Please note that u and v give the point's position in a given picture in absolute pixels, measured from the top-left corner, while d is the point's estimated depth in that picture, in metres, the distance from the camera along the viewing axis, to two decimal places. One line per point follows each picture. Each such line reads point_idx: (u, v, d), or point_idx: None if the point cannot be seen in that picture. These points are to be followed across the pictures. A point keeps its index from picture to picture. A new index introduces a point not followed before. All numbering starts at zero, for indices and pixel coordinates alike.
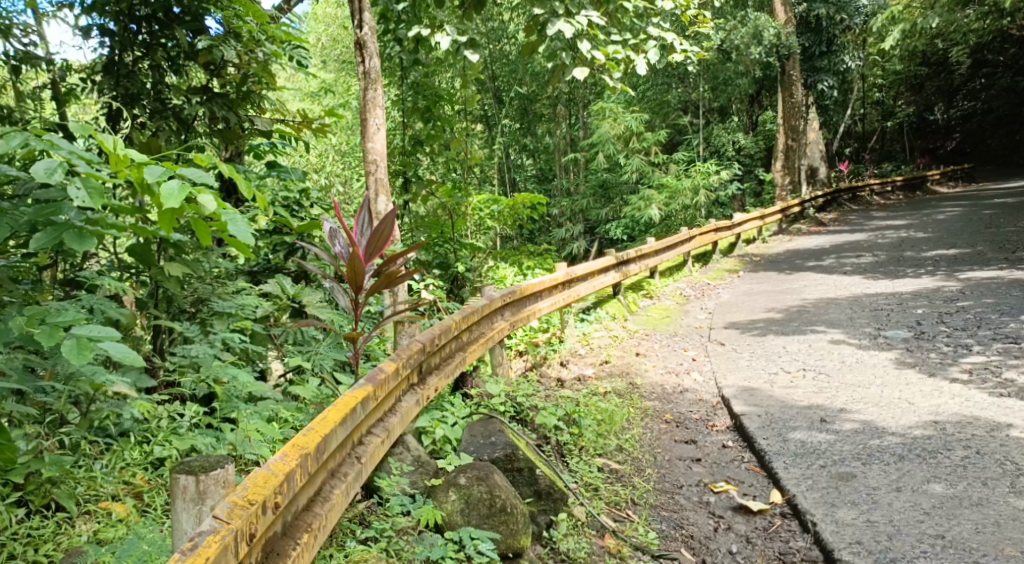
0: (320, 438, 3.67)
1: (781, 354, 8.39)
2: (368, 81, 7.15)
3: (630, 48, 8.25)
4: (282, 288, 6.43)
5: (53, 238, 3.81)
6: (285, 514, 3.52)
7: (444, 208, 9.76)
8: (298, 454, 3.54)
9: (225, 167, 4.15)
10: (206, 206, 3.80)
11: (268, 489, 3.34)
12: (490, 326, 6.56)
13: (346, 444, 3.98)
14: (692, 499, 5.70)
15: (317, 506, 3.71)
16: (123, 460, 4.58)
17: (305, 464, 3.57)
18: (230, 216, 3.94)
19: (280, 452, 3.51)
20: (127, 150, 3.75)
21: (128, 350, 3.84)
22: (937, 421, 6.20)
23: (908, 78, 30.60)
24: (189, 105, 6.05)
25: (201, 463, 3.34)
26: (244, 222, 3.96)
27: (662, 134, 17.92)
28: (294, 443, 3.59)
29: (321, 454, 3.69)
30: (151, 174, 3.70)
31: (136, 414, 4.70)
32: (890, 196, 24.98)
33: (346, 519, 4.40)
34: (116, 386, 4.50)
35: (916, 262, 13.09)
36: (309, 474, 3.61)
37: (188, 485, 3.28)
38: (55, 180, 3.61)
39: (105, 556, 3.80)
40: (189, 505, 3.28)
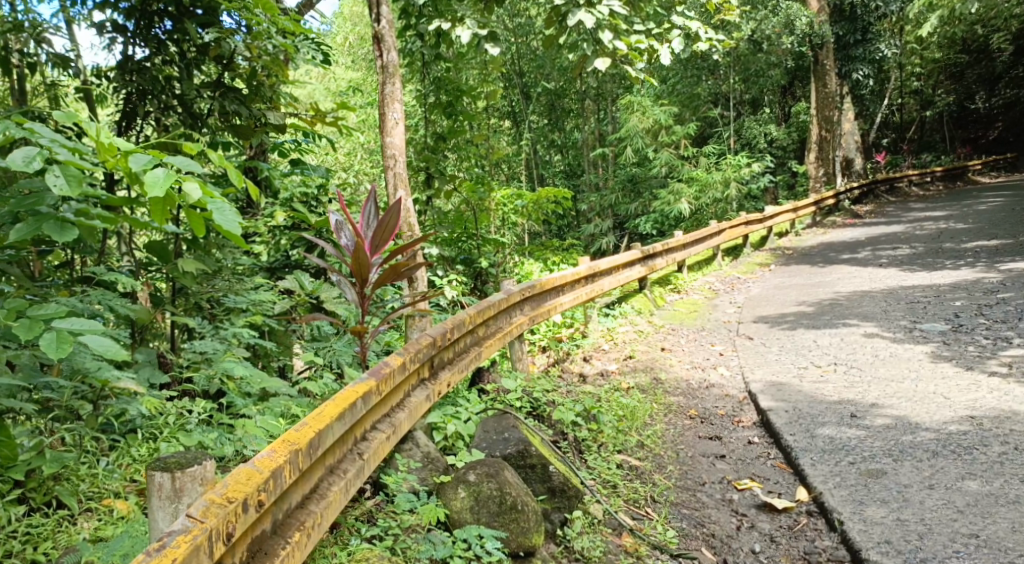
0: (314, 434, 3.59)
1: (811, 348, 8.20)
2: (386, 73, 7.04)
3: (653, 38, 8.09)
4: (301, 283, 6.18)
5: (33, 229, 3.81)
6: (274, 512, 3.45)
7: (467, 204, 9.65)
8: (286, 450, 3.46)
9: (215, 156, 4.16)
10: (191, 193, 3.75)
11: (250, 486, 3.27)
12: (508, 320, 6.45)
13: (345, 440, 3.89)
14: (715, 497, 5.53)
15: (312, 504, 3.63)
16: (128, 457, 4.52)
17: (294, 460, 3.49)
18: (217, 204, 3.85)
19: (268, 448, 3.44)
20: (113, 139, 3.73)
21: (111, 343, 3.82)
22: (974, 416, 5.99)
23: (947, 66, 30.02)
24: (201, 97, 6.03)
25: (178, 460, 3.24)
26: (231, 210, 3.87)
27: (691, 127, 17.67)
28: (284, 439, 3.50)
29: (314, 450, 3.61)
30: (136, 163, 3.70)
31: (143, 412, 4.66)
32: (928, 187, 24.51)
33: (353, 517, 4.30)
34: (122, 382, 4.40)
35: (954, 253, 12.78)
36: (300, 470, 3.53)
37: (165, 482, 3.18)
38: (34, 168, 3.56)
39: (94, 555, 3.74)
40: (165, 503, 3.18)
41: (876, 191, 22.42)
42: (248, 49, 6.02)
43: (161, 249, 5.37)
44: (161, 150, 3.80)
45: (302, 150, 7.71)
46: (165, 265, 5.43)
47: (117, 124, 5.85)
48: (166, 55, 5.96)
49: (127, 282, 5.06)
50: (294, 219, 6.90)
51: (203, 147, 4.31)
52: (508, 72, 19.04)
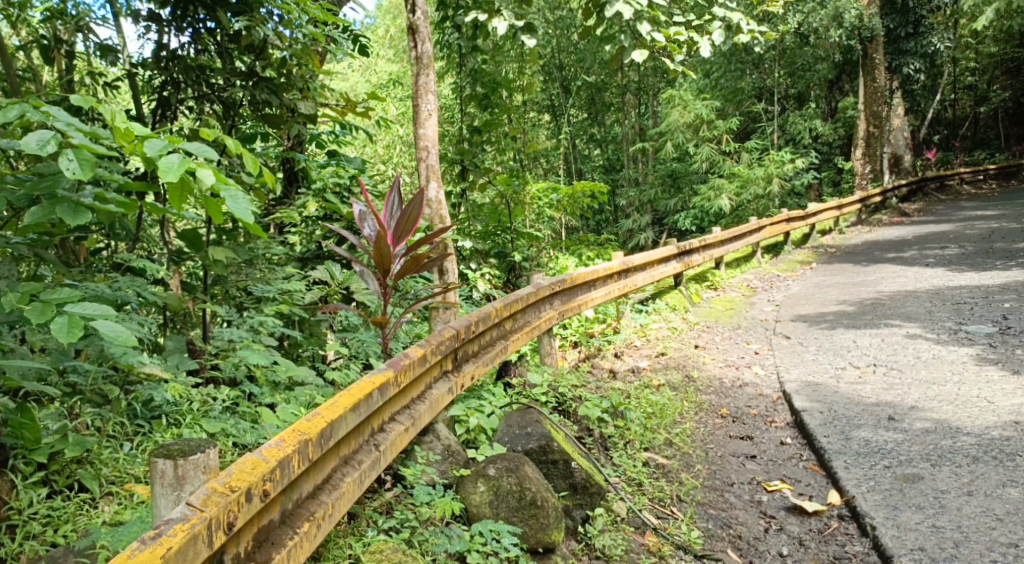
0: (326, 423, 3.57)
1: (850, 348, 8.03)
2: (421, 65, 6.97)
3: (693, 30, 7.93)
4: (332, 274, 6.14)
5: (46, 212, 3.84)
6: (283, 503, 3.43)
7: (501, 197, 9.60)
8: (296, 440, 3.45)
9: (232, 145, 4.18)
10: (204, 179, 3.74)
11: (255, 476, 3.26)
12: (537, 314, 6.40)
13: (361, 430, 3.88)
14: (742, 498, 5.43)
15: (324, 495, 3.62)
16: (151, 442, 4.55)
17: (304, 450, 3.47)
18: (230, 192, 3.83)
19: (277, 437, 3.43)
20: (130, 124, 3.76)
21: (120, 329, 3.73)
22: (1018, 422, 5.81)
23: (1003, 62, 29.21)
24: (229, 85, 5.95)
25: (181, 447, 3.23)
26: (244, 199, 3.85)
27: (734, 122, 17.45)
28: (295, 429, 3.49)
29: (326, 440, 3.60)
30: (152, 148, 3.69)
31: (168, 397, 4.67)
32: (980, 185, 24.03)
33: (371, 509, 4.28)
34: (146, 366, 4.46)
35: (1004, 254, 12.45)
36: (310, 461, 3.51)
37: (167, 469, 3.18)
38: (47, 152, 3.60)
39: (103, 540, 3.80)
40: (167, 491, 3.18)
41: (924, 190, 21.95)
42: (278, 37, 6.05)
43: (195, 237, 5.45)
44: (177, 136, 3.79)
45: (338, 142, 7.72)
46: (197, 254, 5.49)
47: (154, 113, 5.88)
48: (200, 47, 5.95)
49: (153, 269, 5.14)
50: (326, 209, 6.89)
51: (222, 133, 4.36)
52: (548, 65, 18.94)
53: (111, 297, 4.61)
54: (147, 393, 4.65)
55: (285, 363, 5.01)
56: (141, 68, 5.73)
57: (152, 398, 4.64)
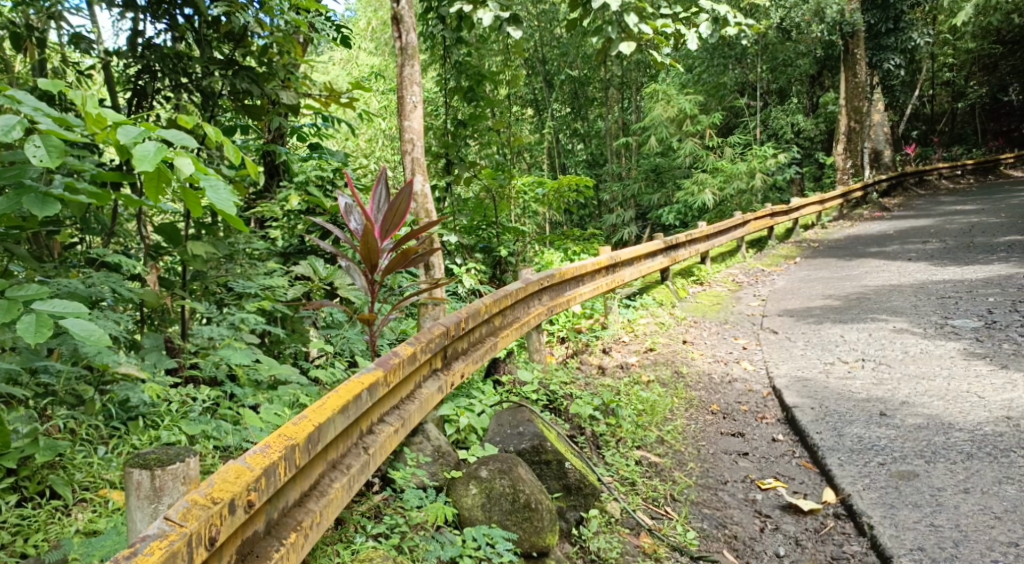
0: (312, 427, 3.43)
1: (838, 343, 7.96)
2: (405, 56, 6.81)
3: (680, 22, 7.78)
4: (315, 269, 5.88)
5: (12, 203, 3.67)
6: (268, 512, 3.29)
7: (486, 190, 9.46)
8: (281, 446, 3.30)
9: (212, 131, 4.00)
10: (183, 168, 3.57)
11: (238, 485, 3.12)
12: (526, 310, 6.28)
13: (349, 433, 3.74)
14: (737, 497, 5.32)
15: (311, 502, 3.48)
16: (128, 445, 4.38)
17: (290, 457, 3.33)
18: (210, 181, 3.67)
19: (262, 443, 3.29)
20: (103, 110, 3.60)
21: (92, 328, 3.60)
22: (1010, 417, 5.75)
23: (980, 57, 29.36)
24: (208, 75, 5.76)
25: (159, 456, 3.12)
26: (225, 190, 3.69)
27: (717, 117, 17.38)
28: (280, 433, 3.35)
29: (314, 445, 3.46)
30: (126, 135, 3.52)
31: (145, 398, 4.50)
32: (959, 181, 24.18)
33: (358, 514, 4.15)
34: (121, 366, 4.36)
35: (986, 248, 12.45)
36: (296, 467, 3.37)
37: (143, 480, 3.07)
38: (13, 138, 3.43)
39: (75, 552, 3.64)
40: (144, 503, 3.07)
41: (904, 184, 22.00)
42: (259, 25, 5.84)
43: (173, 231, 5.28)
44: (152, 123, 3.62)
45: (320, 135, 7.56)
46: (176, 248, 5.28)
47: (129, 103, 5.69)
48: (176, 35, 5.73)
49: (129, 263, 4.97)
50: (309, 203, 6.73)
51: (202, 120, 4.18)
52: (531, 59, 18.79)
53: (86, 293, 4.46)
54: (124, 394, 4.49)
55: (269, 361, 4.84)
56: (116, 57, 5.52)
57: (128, 399, 4.47)
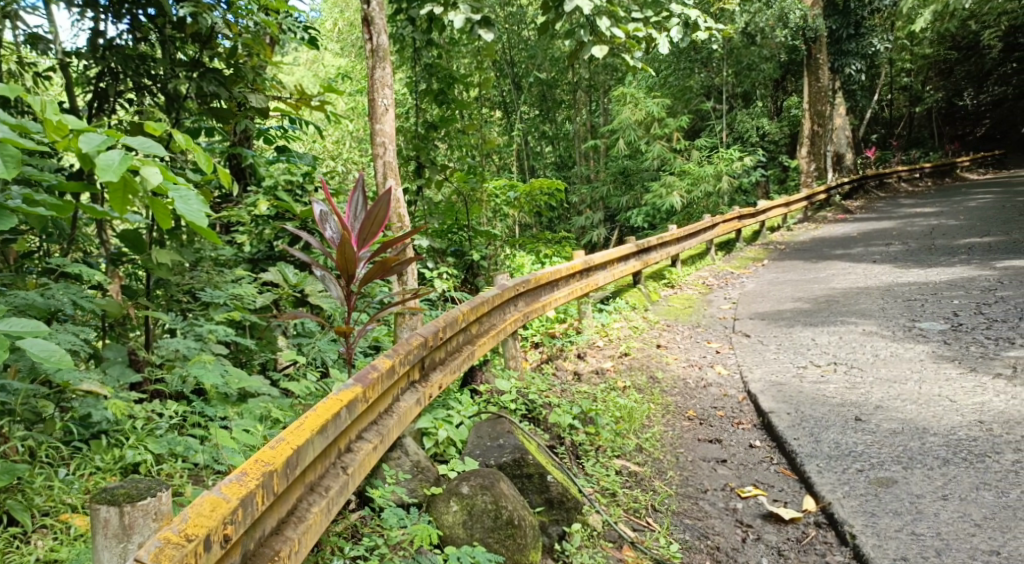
0: (290, 451, 3.32)
1: (811, 346, 7.96)
2: (376, 58, 6.67)
3: (651, 26, 7.70)
4: (285, 276, 5.91)
5: None
6: (244, 541, 3.17)
7: (458, 194, 9.36)
8: (258, 472, 3.20)
9: (181, 139, 3.84)
10: (150, 178, 3.46)
11: (214, 519, 3.01)
12: (501, 317, 6.19)
13: (328, 452, 3.63)
14: (717, 506, 5.27)
15: (288, 528, 3.37)
16: (92, 465, 4.22)
17: (267, 483, 3.22)
18: (180, 192, 3.53)
19: (237, 471, 3.18)
20: (64, 116, 3.45)
21: (52, 348, 3.50)
22: (983, 421, 5.76)
23: (936, 62, 29.85)
24: (173, 77, 5.61)
25: (128, 491, 3.00)
26: (196, 200, 3.54)
27: (684, 120, 17.43)
28: (257, 459, 3.25)
29: (292, 469, 3.35)
30: (89, 143, 3.37)
31: (110, 416, 4.34)
32: (919, 183, 24.52)
33: (334, 535, 4.04)
34: (83, 383, 4.25)
35: (948, 250, 12.59)
36: (273, 492, 3.26)
37: (111, 517, 2.95)
38: None
39: None
40: (112, 542, 2.94)
41: (866, 187, 22.23)
42: (226, 26, 5.73)
43: (136, 238, 5.08)
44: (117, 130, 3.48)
45: (288, 138, 7.42)
46: (139, 255, 5.13)
47: (89, 106, 5.50)
48: (140, 34, 5.60)
49: (89, 274, 4.78)
50: (278, 208, 6.57)
51: (171, 126, 4.03)
52: (499, 61, 18.71)
53: (43, 305, 4.33)
54: (86, 411, 4.32)
55: (239, 375, 4.69)
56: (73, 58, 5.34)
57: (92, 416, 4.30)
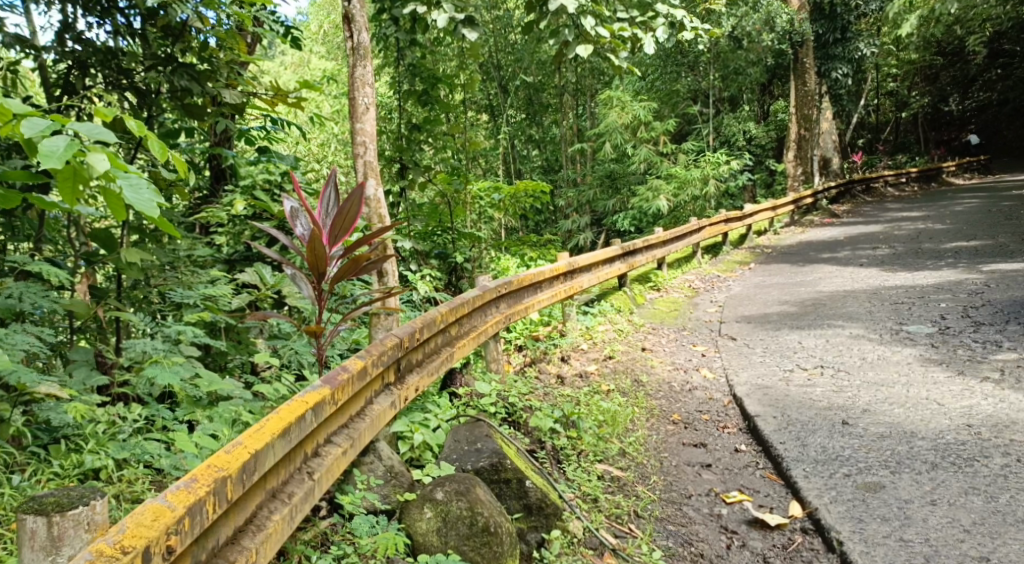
0: (246, 456, 3.20)
1: (797, 350, 7.87)
2: (357, 56, 6.51)
3: (636, 26, 7.56)
4: (263, 277, 5.73)
5: None
6: (194, 552, 3.04)
7: (442, 196, 9.22)
8: (209, 479, 3.08)
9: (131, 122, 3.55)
10: (96, 164, 3.27)
11: (155, 530, 2.89)
12: (483, 319, 6.07)
13: (292, 457, 3.51)
14: (702, 512, 5.15)
15: (246, 539, 3.23)
16: (51, 469, 4.04)
17: (220, 491, 3.10)
18: (129, 180, 3.35)
19: (187, 478, 3.06)
20: (8, 101, 3.28)
21: None
22: (971, 425, 5.67)
23: (921, 69, 30.17)
24: (145, 70, 5.46)
25: (58, 500, 2.85)
26: (147, 188, 3.36)
27: (671, 124, 17.39)
28: (210, 464, 3.12)
29: (249, 475, 3.22)
30: (32, 128, 3.21)
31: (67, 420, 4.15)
32: (904, 188, 24.56)
33: (301, 544, 3.90)
34: (41, 386, 4.11)
35: (934, 253, 12.53)
36: (226, 500, 3.13)
37: (39, 528, 2.80)
38: None
39: None
40: (40, 554, 2.81)
41: (852, 191, 22.20)
42: (200, 19, 5.57)
43: (106, 237, 5.04)
44: (64, 115, 3.32)
45: (269, 139, 7.27)
46: (111, 255, 5.04)
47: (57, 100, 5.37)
48: (112, 27, 5.48)
49: (52, 273, 4.60)
50: (255, 207, 6.41)
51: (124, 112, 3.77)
52: (486, 64, 18.58)
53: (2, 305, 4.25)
54: (43, 415, 4.14)
55: (208, 377, 4.53)
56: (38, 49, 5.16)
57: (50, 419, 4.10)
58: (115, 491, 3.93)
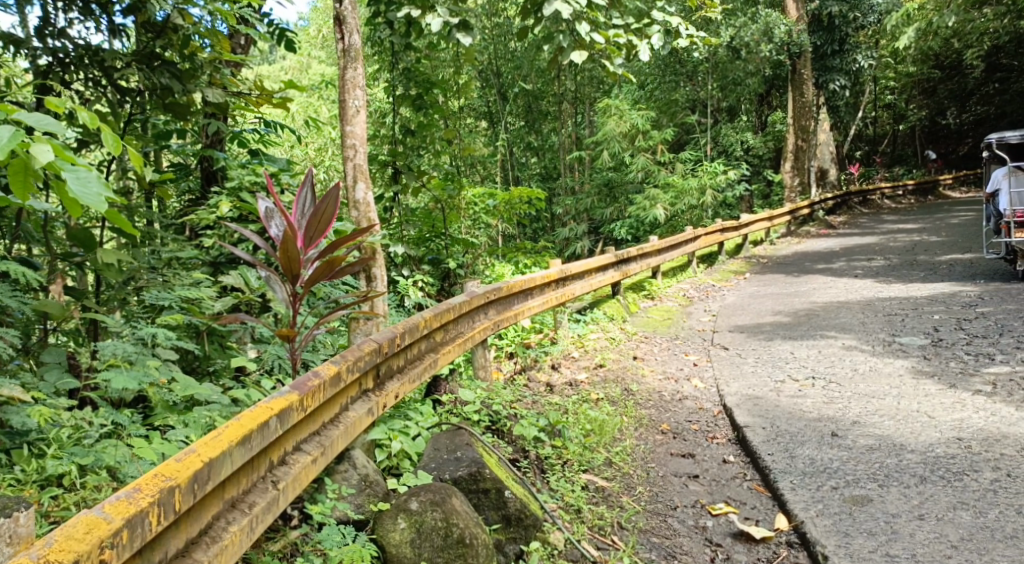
0: (199, 464, 3.11)
1: (789, 360, 7.79)
2: (347, 58, 6.38)
3: (632, 33, 7.42)
4: (246, 280, 5.65)
5: None
6: None
7: (435, 202, 9.12)
8: (156, 488, 2.98)
9: (83, 113, 3.44)
10: (40, 155, 3.13)
11: (88, 542, 2.77)
12: (470, 325, 5.99)
13: (255, 465, 3.43)
14: (687, 524, 5.07)
15: (199, 551, 3.13)
16: (12, 474, 3.96)
17: (167, 501, 3.00)
18: (75, 172, 3.20)
19: (131, 487, 2.96)
20: None
21: None
22: (961, 439, 5.59)
23: (920, 82, 30.33)
24: (125, 67, 5.38)
25: None
26: (94, 181, 3.20)
27: (669, 133, 17.34)
28: (158, 473, 3.03)
29: (202, 483, 3.14)
30: None
31: (32, 423, 4.04)
32: (901, 200, 24.54)
33: (269, 555, 3.83)
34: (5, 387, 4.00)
35: (929, 266, 12.46)
36: (175, 510, 3.04)
37: None
38: None
39: None
40: None
41: (849, 203, 22.14)
42: (181, 15, 5.59)
43: (86, 236, 4.88)
44: (11, 104, 3.20)
45: (262, 142, 7.20)
46: (88, 256, 4.95)
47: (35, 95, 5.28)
48: (92, 22, 5.42)
49: (21, 273, 4.54)
50: (241, 210, 6.33)
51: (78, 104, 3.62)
52: (484, 71, 18.53)
53: None
54: (6, 418, 4.03)
55: (184, 381, 4.46)
56: (18, 46, 5.10)
57: (12, 422, 4.06)
58: (77, 498, 3.85)
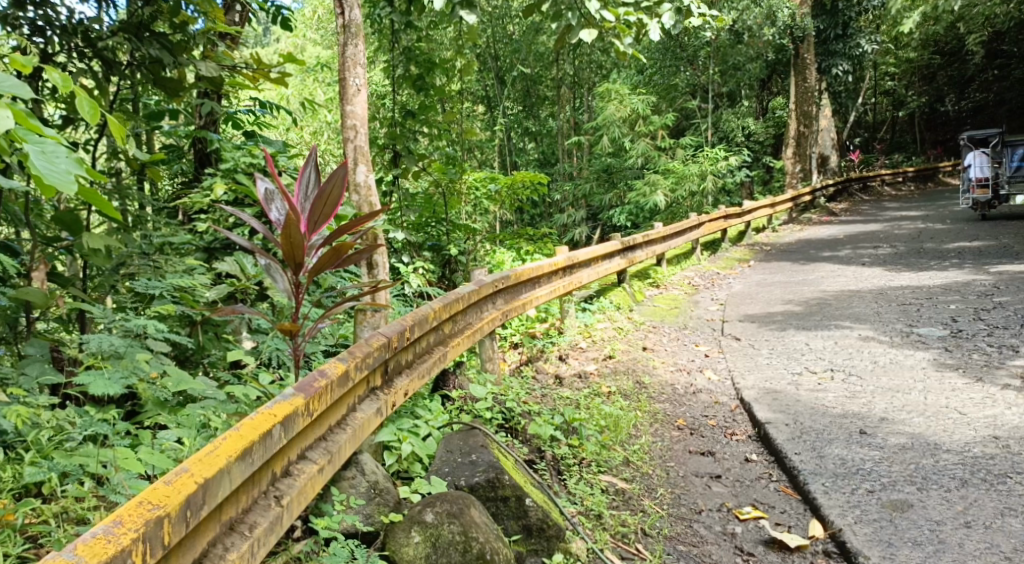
0: (189, 487, 2.78)
1: (804, 351, 7.48)
2: (348, 35, 5.97)
3: (642, 11, 6.92)
4: (242, 267, 5.35)
5: None
6: None
7: (436, 185, 8.75)
8: (141, 519, 2.66)
9: (54, 75, 3.14)
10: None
11: None
12: (478, 315, 5.66)
13: (255, 480, 3.11)
14: (714, 530, 4.76)
15: None
16: None
17: (155, 533, 2.68)
18: (40, 145, 2.87)
19: (113, 519, 2.64)
20: None
21: None
22: (999, 438, 5.28)
23: (919, 68, 30.14)
24: (110, 37, 5.02)
25: None
26: (63, 157, 2.89)
27: (669, 118, 16.97)
28: (143, 500, 2.71)
29: (195, 509, 2.81)
30: None
31: (8, 425, 3.71)
32: (901, 188, 24.24)
33: None
34: None
35: (938, 254, 12.14)
36: (165, 542, 2.71)
37: None
38: None
39: None
40: None
41: (849, 190, 21.84)
42: None
43: (74, 220, 4.56)
44: None
45: (259, 123, 6.83)
46: (76, 240, 4.59)
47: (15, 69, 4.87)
48: None
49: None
50: (236, 193, 5.98)
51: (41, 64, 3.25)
52: (482, 53, 18.10)
53: None
54: None
55: (177, 376, 4.12)
56: None
57: None
58: (58, 508, 3.57)
